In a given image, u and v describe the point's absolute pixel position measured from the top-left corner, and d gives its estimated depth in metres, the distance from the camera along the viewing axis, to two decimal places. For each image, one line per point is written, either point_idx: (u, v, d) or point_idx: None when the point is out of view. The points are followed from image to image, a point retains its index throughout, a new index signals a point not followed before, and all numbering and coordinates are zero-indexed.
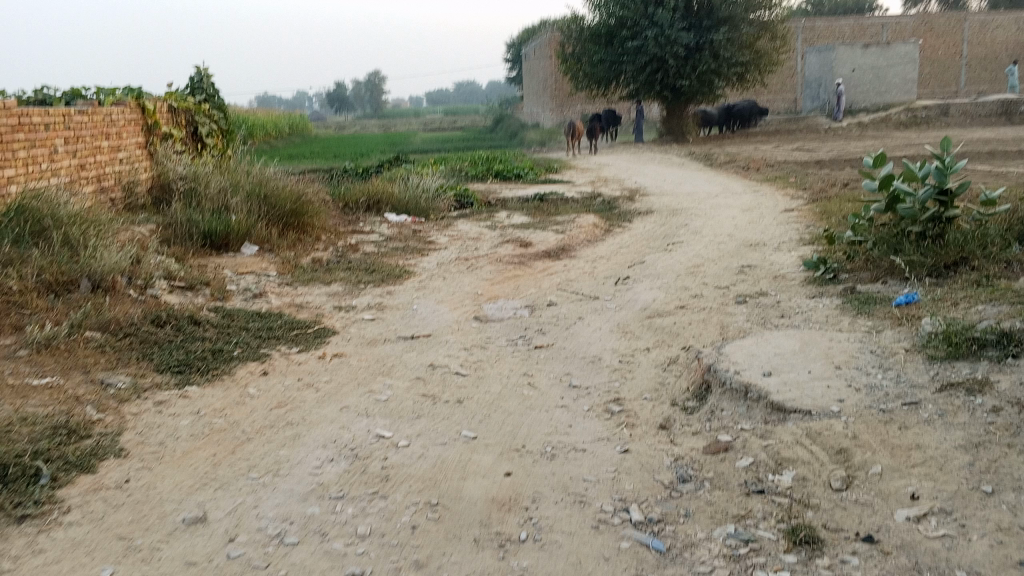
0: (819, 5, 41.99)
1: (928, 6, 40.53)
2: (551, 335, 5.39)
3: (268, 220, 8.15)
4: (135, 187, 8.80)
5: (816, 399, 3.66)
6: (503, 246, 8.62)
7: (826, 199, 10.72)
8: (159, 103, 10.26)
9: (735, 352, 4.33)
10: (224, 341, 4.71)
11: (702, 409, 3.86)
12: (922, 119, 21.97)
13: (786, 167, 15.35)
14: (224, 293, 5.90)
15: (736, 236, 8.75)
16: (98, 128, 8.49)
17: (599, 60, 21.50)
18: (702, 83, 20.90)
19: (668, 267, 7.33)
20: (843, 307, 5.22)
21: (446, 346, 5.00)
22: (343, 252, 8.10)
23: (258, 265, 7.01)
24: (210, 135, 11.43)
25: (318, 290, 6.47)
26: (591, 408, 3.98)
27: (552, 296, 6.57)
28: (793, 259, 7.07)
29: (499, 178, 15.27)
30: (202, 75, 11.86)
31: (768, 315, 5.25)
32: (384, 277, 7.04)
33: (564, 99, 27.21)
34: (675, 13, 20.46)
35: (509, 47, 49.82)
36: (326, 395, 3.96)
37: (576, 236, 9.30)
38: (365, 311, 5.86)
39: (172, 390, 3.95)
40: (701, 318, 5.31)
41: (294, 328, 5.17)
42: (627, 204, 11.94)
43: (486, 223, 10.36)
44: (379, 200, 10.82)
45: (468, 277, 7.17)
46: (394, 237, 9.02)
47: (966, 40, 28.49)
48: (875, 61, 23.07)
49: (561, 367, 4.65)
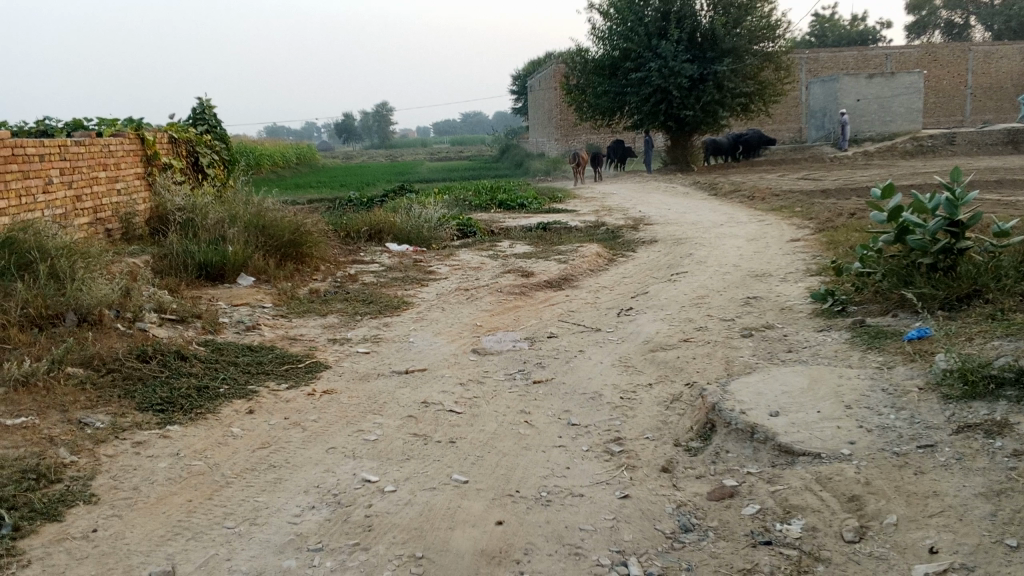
0: (822, 36, 42.14)
1: (931, 37, 40.63)
2: (550, 368, 5.22)
3: (265, 250, 8.03)
4: (133, 219, 8.72)
5: (827, 441, 3.48)
6: (504, 276, 8.48)
7: (833, 229, 10.58)
8: (159, 133, 10.22)
9: (741, 389, 4.15)
10: (211, 376, 4.56)
11: (707, 450, 3.68)
12: (928, 148, 21.89)
13: (792, 196, 15.22)
14: (216, 327, 5.75)
15: (741, 266, 8.60)
16: (95, 158, 8.43)
17: (603, 91, 21.52)
18: (706, 113, 20.89)
19: (672, 298, 7.17)
20: (852, 341, 5.05)
21: (441, 381, 4.84)
22: (341, 283, 7.96)
23: (253, 297, 6.87)
24: (211, 165, 11.38)
25: (314, 322, 6.33)
26: (590, 449, 3.80)
27: (552, 328, 6.41)
28: (800, 290, 6.91)
29: (502, 207, 15.18)
30: (204, 106, 11.85)
31: (775, 349, 5.08)
32: (381, 308, 6.89)
33: (568, 129, 27.25)
34: (678, 45, 20.48)
35: (515, 78, 50.22)
36: (312, 434, 3.81)
37: (579, 265, 9.16)
38: (360, 344, 5.70)
39: (153, 429, 3.79)
40: (705, 351, 5.14)
41: (285, 363, 5.01)
42: (632, 233, 11.82)
43: (488, 252, 10.24)
44: (381, 230, 10.75)
45: (468, 308, 7.03)
46: (394, 267, 8.89)
47: (971, 70, 28.47)
48: (880, 91, 23.06)
49: (559, 404, 4.47)
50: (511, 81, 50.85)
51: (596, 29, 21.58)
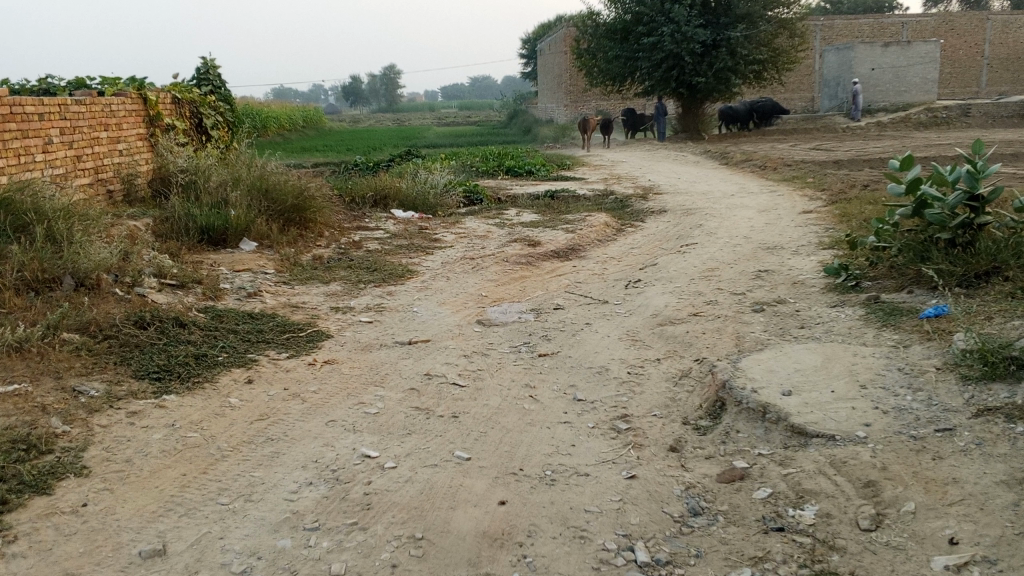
0: (838, 3, 41.35)
1: (949, 6, 39.83)
2: (556, 341, 5.11)
3: (268, 215, 7.90)
4: (134, 180, 8.58)
5: (841, 423, 3.37)
6: (511, 245, 8.35)
7: (846, 201, 10.39)
8: (163, 93, 10.04)
9: (753, 366, 4.04)
10: (210, 344, 4.46)
11: (716, 430, 3.57)
12: (942, 120, 21.53)
13: (804, 167, 15.00)
14: (216, 293, 5.66)
15: (752, 238, 8.44)
16: (96, 118, 8.28)
17: (614, 56, 21.17)
18: (718, 80, 20.54)
19: (681, 270, 7.04)
20: (867, 318, 4.92)
21: (445, 352, 4.73)
22: (345, 249, 7.83)
23: (255, 262, 6.76)
24: (215, 127, 11.22)
25: (316, 289, 6.22)
26: (596, 426, 3.70)
27: (559, 299, 6.29)
28: (813, 264, 6.76)
29: (510, 174, 14.98)
30: (208, 66, 11.66)
31: (787, 325, 4.96)
32: (385, 276, 6.77)
33: (578, 96, 26.89)
34: (692, 10, 20.07)
35: (524, 42, 49.66)
36: (312, 407, 3.71)
37: (587, 235, 9.01)
38: (362, 313, 5.59)
39: (148, 399, 3.70)
40: (715, 326, 5.02)
41: (285, 331, 4.91)
42: (641, 202, 11.66)
43: (495, 220, 10.09)
44: (386, 196, 10.60)
45: (473, 278, 6.90)
46: (399, 234, 8.76)
47: (988, 40, 27.94)
48: (895, 60, 22.66)
49: (565, 378, 4.37)
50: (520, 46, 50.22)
51: None
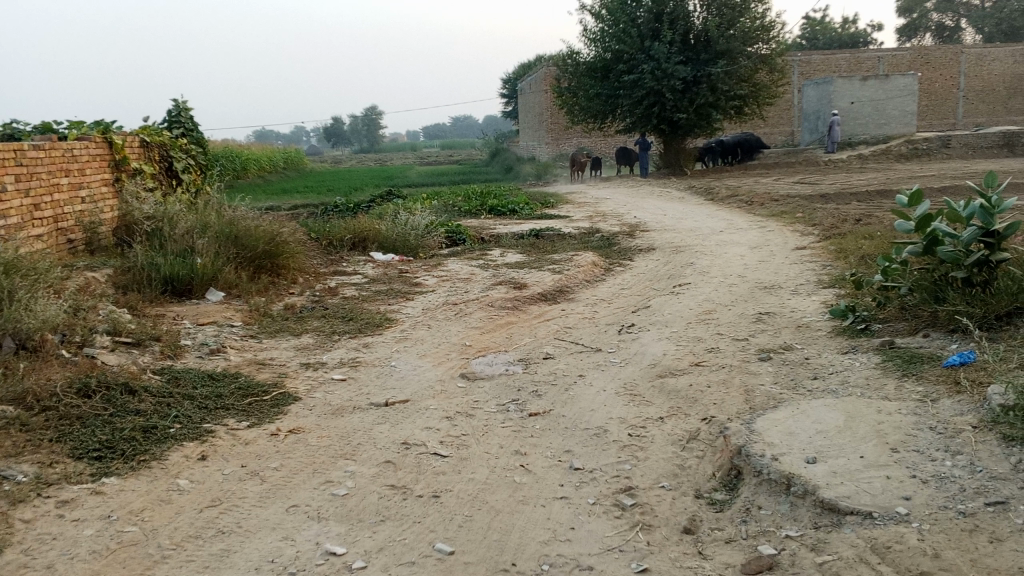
0: (814, 39, 41.65)
1: (922, 40, 40.09)
2: (547, 398, 4.67)
3: (238, 263, 7.46)
4: (98, 228, 8.13)
5: (878, 497, 2.95)
6: (495, 288, 7.93)
7: (840, 236, 10.08)
8: (130, 136, 9.64)
9: (769, 428, 3.63)
10: (161, 414, 3.98)
11: (735, 506, 3.16)
12: (923, 152, 21.47)
13: (792, 201, 14.76)
14: (176, 351, 5.21)
15: (747, 277, 8.08)
16: (56, 164, 7.86)
17: (595, 93, 21.03)
18: (700, 115, 20.44)
19: (677, 313, 6.65)
20: (885, 367, 4.53)
21: (425, 414, 4.28)
22: (320, 297, 7.39)
23: (222, 314, 6.31)
24: (186, 171, 10.82)
25: (286, 343, 5.76)
26: (597, 502, 3.26)
27: (548, 348, 5.86)
28: (816, 305, 6.40)
29: (493, 213, 14.64)
30: (180, 107, 11.32)
31: (799, 376, 4.56)
32: (362, 326, 6.31)
33: (559, 133, 26.78)
34: (672, 46, 19.93)
35: (504, 81, 49.93)
36: (273, 488, 3.27)
37: (574, 276, 8.63)
38: (335, 369, 5.13)
39: (83, 484, 3.22)
40: (721, 378, 4.60)
41: (248, 395, 4.44)
42: (628, 240, 11.32)
43: (478, 262, 9.69)
44: (366, 238, 10.22)
45: (455, 325, 6.47)
46: (378, 279, 8.32)
47: (963, 73, 28.11)
48: (874, 93, 22.66)
49: (559, 443, 3.92)
50: (502, 85, 50.47)
51: (588, 31, 21.11)
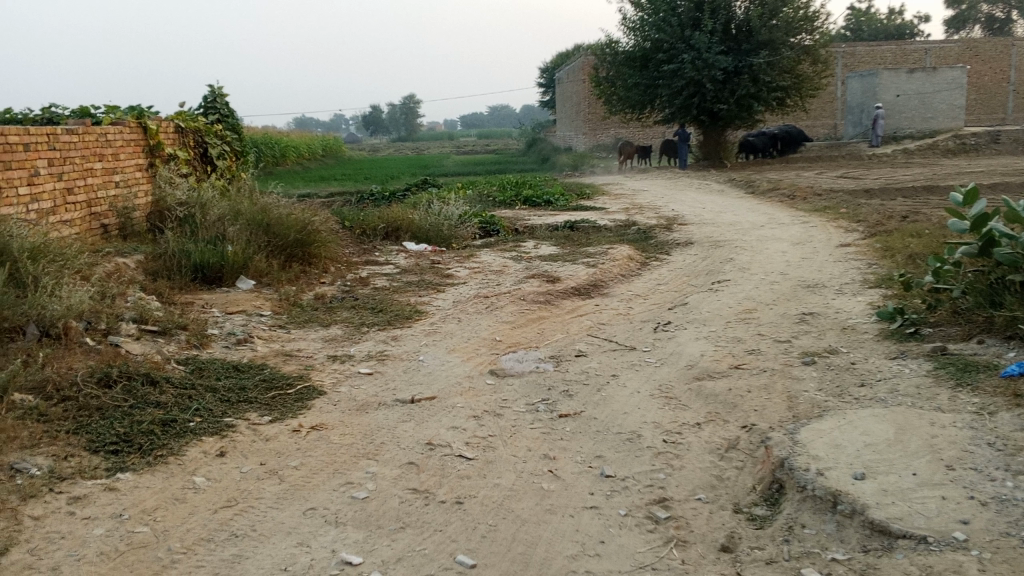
0: (858, 30, 40.73)
1: (972, 32, 38.92)
2: (579, 399, 4.49)
3: (268, 251, 7.37)
4: (131, 214, 8.11)
5: (933, 520, 2.74)
6: (528, 281, 7.76)
7: (885, 233, 9.75)
8: (165, 122, 9.61)
9: (814, 440, 3.42)
10: (181, 407, 3.89)
11: (776, 523, 2.97)
12: (971, 147, 20.83)
13: (835, 196, 14.36)
14: (202, 340, 5.14)
15: (789, 275, 7.81)
16: (90, 149, 7.84)
17: (634, 84, 20.70)
18: (741, 107, 20.03)
19: (715, 311, 6.43)
20: (937, 375, 4.28)
21: (452, 413, 4.13)
22: (351, 287, 7.27)
23: (250, 302, 6.23)
24: (221, 157, 10.79)
25: (314, 334, 5.65)
26: (629, 514, 3.09)
27: (581, 345, 5.68)
28: (862, 306, 6.13)
29: (528, 204, 14.44)
30: (215, 93, 11.29)
31: (845, 383, 4.33)
32: (391, 318, 6.17)
33: (597, 124, 26.47)
34: (713, 37, 19.52)
35: (542, 71, 49.61)
36: (290, 489, 3.16)
37: (609, 270, 8.43)
38: (361, 362, 5.00)
39: (97, 480, 3.12)
40: (762, 383, 4.39)
41: (272, 388, 4.34)
42: (664, 233, 11.08)
43: (511, 253, 9.53)
44: (399, 227, 10.10)
45: (486, 319, 6.31)
46: (409, 269, 8.20)
47: (1014, 66, 27.26)
48: (921, 86, 22.03)
49: (590, 447, 3.75)
50: (539, 75, 50.14)
51: (627, 20, 20.77)
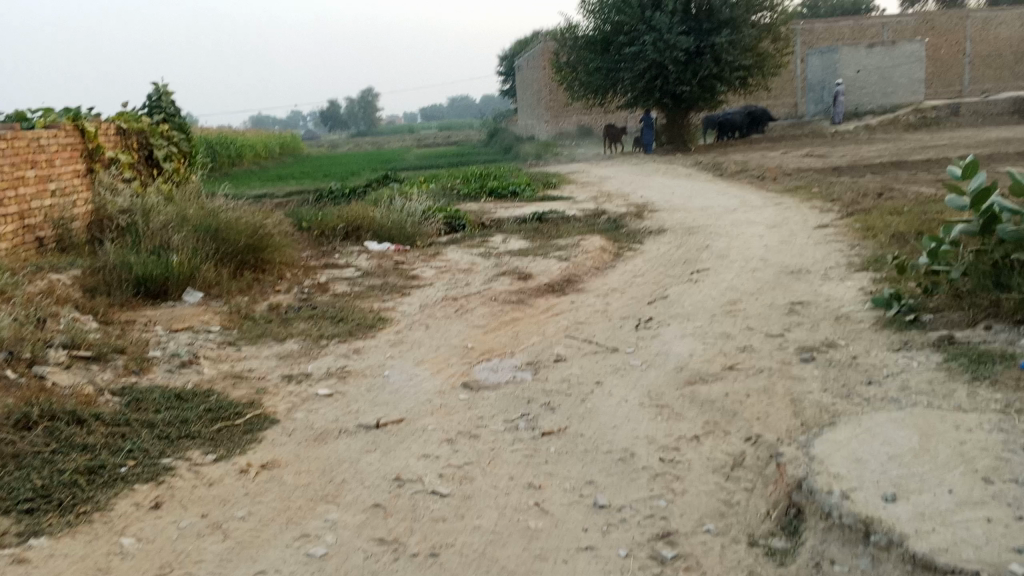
0: (814, 8, 40.72)
1: (925, 6, 38.97)
2: (562, 412, 4.07)
3: (218, 259, 6.83)
4: (70, 224, 7.51)
5: (983, 550, 2.36)
6: (498, 279, 7.31)
7: (863, 212, 9.45)
8: (104, 123, 8.99)
9: (831, 455, 3.04)
10: (112, 450, 3.41)
11: (799, 559, 2.61)
12: (932, 121, 20.76)
13: (806, 175, 14.10)
14: (142, 366, 4.64)
15: (770, 260, 7.47)
16: (20, 155, 7.22)
17: (595, 68, 20.32)
18: (703, 89, 19.71)
19: (699, 304, 6.05)
20: (950, 368, 3.93)
21: (423, 438, 3.70)
22: (309, 293, 6.77)
23: (198, 318, 5.73)
24: (169, 160, 10.20)
25: (267, 350, 5.16)
26: (630, 555, 2.69)
27: (559, 348, 5.26)
28: (853, 292, 5.79)
29: (494, 196, 13.98)
30: (160, 92, 10.67)
31: (850, 382, 3.96)
32: (353, 327, 5.68)
33: (559, 111, 26.03)
34: (673, 17, 19.18)
35: (501, 59, 49.06)
36: (236, 547, 2.71)
37: (582, 263, 8.02)
38: (320, 382, 4.52)
39: (6, 550, 2.66)
40: (761, 385, 4.01)
41: (218, 419, 3.87)
42: (636, 221, 10.70)
43: (479, 249, 9.08)
44: (359, 227, 9.60)
45: (456, 324, 5.86)
46: (372, 272, 7.72)
47: (969, 38, 27.33)
48: (880, 61, 22.03)
49: (579, 471, 3.35)
50: (498, 64, 49.54)
51: (586, 3, 20.35)
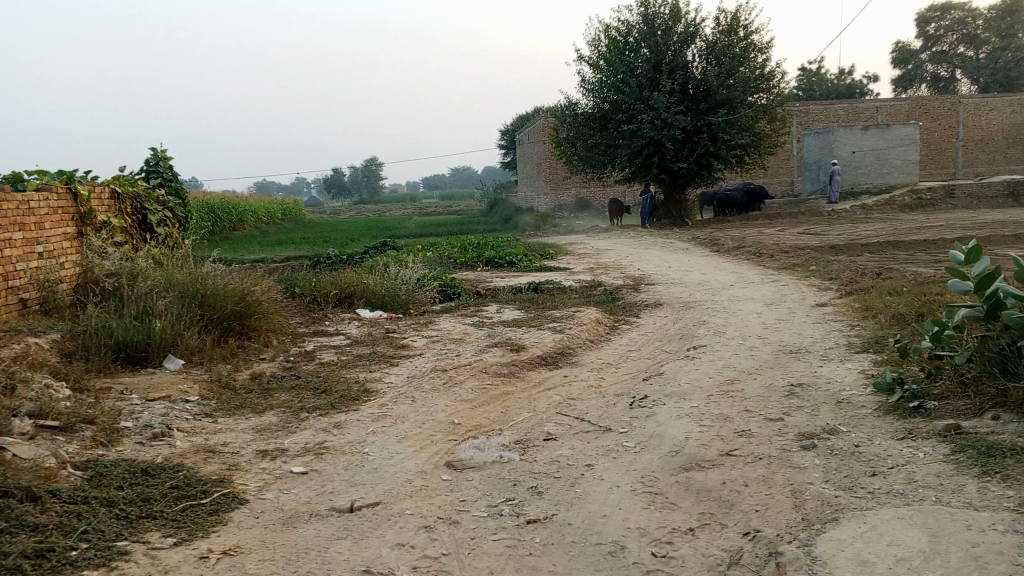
0: (810, 90, 41.54)
1: (919, 90, 39.74)
2: (549, 497, 3.85)
3: (202, 326, 6.66)
4: (54, 287, 7.36)
5: None
6: (489, 351, 7.14)
7: (861, 291, 9.34)
8: (98, 186, 8.92)
9: (835, 557, 2.83)
10: (65, 530, 3.19)
11: None
12: (928, 201, 20.91)
13: (804, 253, 14.07)
14: (111, 437, 4.43)
15: (768, 338, 7.32)
16: (8, 217, 7.12)
17: (594, 143, 20.52)
18: (701, 166, 19.87)
19: (695, 382, 5.86)
20: (958, 461, 3.73)
21: (399, 524, 3.48)
22: (294, 362, 6.58)
23: (176, 387, 5.53)
24: (162, 225, 10.12)
25: (245, 423, 4.95)
26: None
27: (549, 426, 5.06)
28: (854, 374, 5.61)
29: (490, 265, 13.90)
30: (158, 157, 10.66)
31: (853, 472, 3.76)
32: (336, 399, 5.47)
33: (558, 183, 26.22)
34: (671, 96, 19.45)
35: (503, 132, 49.81)
36: None
37: (576, 335, 7.87)
38: (295, 459, 4.31)
39: None
40: (759, 475, 3.81)
41: (184, 498, 3.65)
42: (632, 294, 10.59)
43: (472, 319, 8.93)
44: (352, 293, 9.46)
45: (444, 397, 5.66)
46: (361, 340, 7.54)
47: (962, 123, 27.77)
48: (875, 143, 22.17)
49: (564, 566, 3.13)
50: (499, 136, 50.28)
51: (586, 81, 20.69)
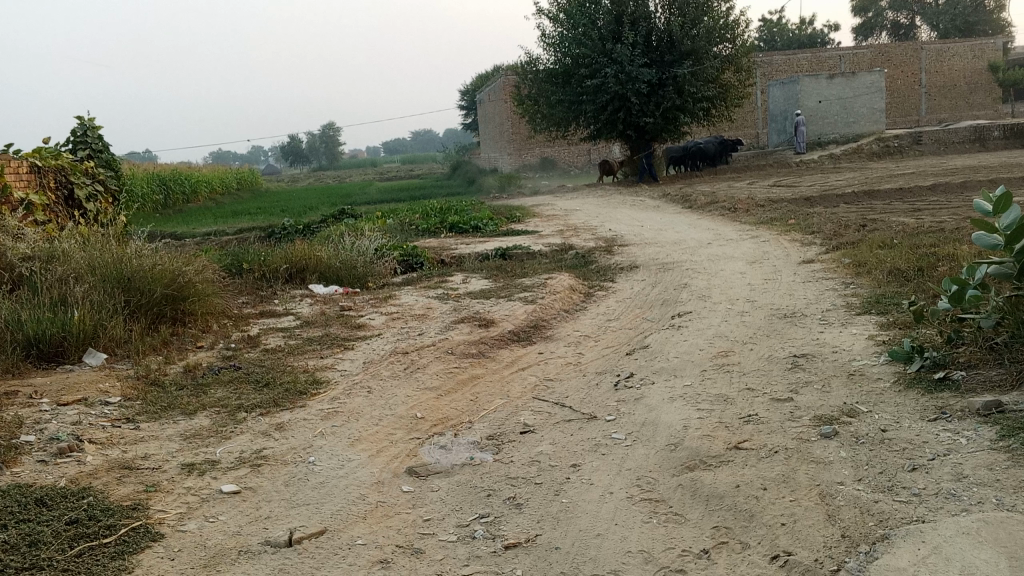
0: (771, 41, 40.91)
1: (878, 39, 39.18)
2: (531, 510, 3.23)
3: (127, 314, 5.91)
4: None
5: None
6: (456, 327, 6.47)
7: (846, 247, 8.80)
8: (13, 160, 8.01)
9: None
10: None
11: None
12: (895, 149, 20.48)
13: (781, 206, 13.52)
14: (5, 459, 3.71)
15: (758, 302, 6.75)
16: None
17: (557, 100, 19.69)
18: (667, 120, 19.19)
19: (685, 356, 5.26)
20: (1011, 448, 3.15)
21: (348, 563, 2.85)
22: (235, 349, 5.87)
23: (95, 386, 4.80)
24: (92, 201, 9.23)
25: (171, 430, 4.25)
26: None
27: (525, 417, 4.41)
28: (862, 342, 5.03)
29: (454, 231, 13.15)
30: (86, 126, 9.76)
31: (889, 467, 3.17)
32: (280, 394, 4.78)
33: (522, 143, 25.42)
34: (635, 48, 18.65)
35: (463, 93, 48.71)
36: None
37: (550, 305, 7.23)
38: (226, 474, 3.64)
39: None
40: (778, 474, 3.22)
41: (82, 537, 2.98)
42: (606, 257, 9.97)
43: (436, 291, 8.25)
44: (304, 268, 8.69)
45: (404, 386, 4.99)
46: (313, 320, 6.82)
47: (924, 69, 27.36)
48: (841, 91, 21.65)
49: None
50: (459, 97, 49.15)
51: (547, 36, 19.75)
